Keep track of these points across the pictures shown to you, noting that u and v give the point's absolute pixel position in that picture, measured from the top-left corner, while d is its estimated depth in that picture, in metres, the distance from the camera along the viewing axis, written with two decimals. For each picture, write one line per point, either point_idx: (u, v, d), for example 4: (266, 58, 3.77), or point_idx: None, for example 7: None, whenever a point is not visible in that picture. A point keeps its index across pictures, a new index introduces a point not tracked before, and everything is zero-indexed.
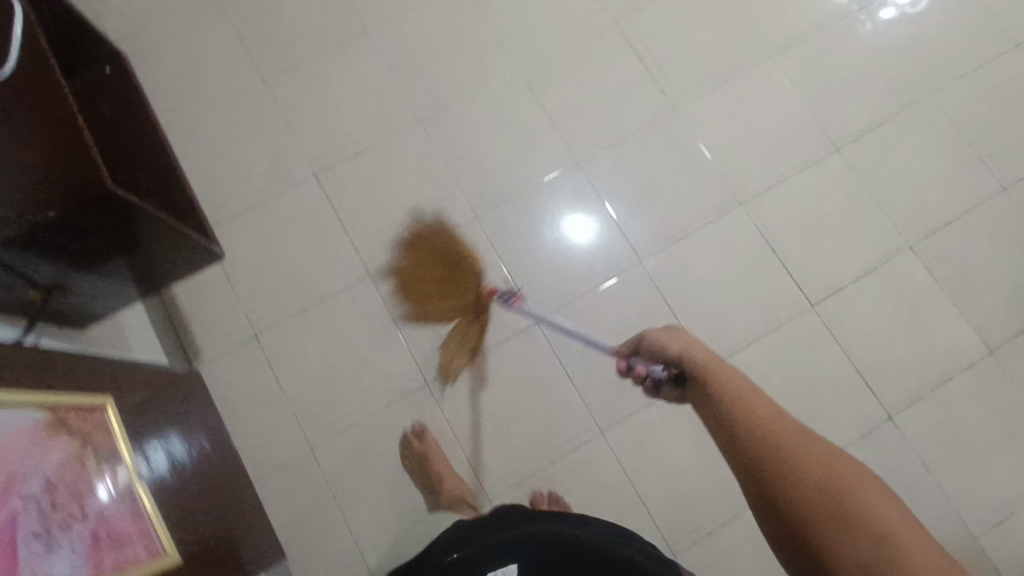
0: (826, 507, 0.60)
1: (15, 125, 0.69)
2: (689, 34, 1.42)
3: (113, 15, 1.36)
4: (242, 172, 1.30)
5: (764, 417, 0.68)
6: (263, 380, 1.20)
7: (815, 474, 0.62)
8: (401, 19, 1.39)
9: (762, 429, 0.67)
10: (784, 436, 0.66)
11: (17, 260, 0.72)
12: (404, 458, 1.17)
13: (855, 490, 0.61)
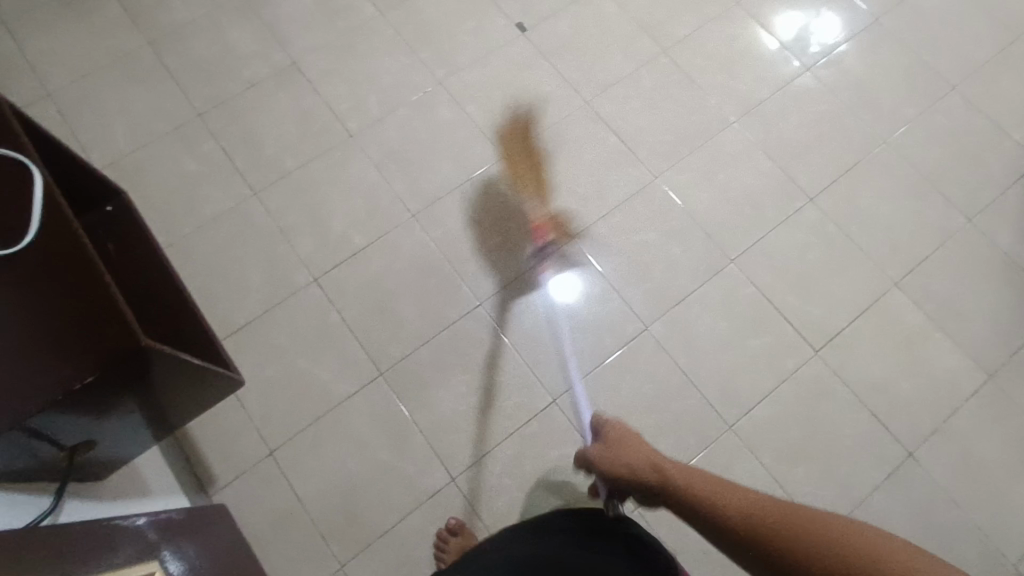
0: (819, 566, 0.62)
1: (42, 295, 0.69)
2: (658, 105, 1.49)
3: (96, 147, 1.37)
4: (241, 286, 1.29)
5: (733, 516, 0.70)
6: (282, 500, 1.15)
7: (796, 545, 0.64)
8: (383, 120, 1.43)
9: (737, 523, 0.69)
10: (801, 527, 0.64)
11: (45, 428, 0.70)
12: (440, 563, 1.11)
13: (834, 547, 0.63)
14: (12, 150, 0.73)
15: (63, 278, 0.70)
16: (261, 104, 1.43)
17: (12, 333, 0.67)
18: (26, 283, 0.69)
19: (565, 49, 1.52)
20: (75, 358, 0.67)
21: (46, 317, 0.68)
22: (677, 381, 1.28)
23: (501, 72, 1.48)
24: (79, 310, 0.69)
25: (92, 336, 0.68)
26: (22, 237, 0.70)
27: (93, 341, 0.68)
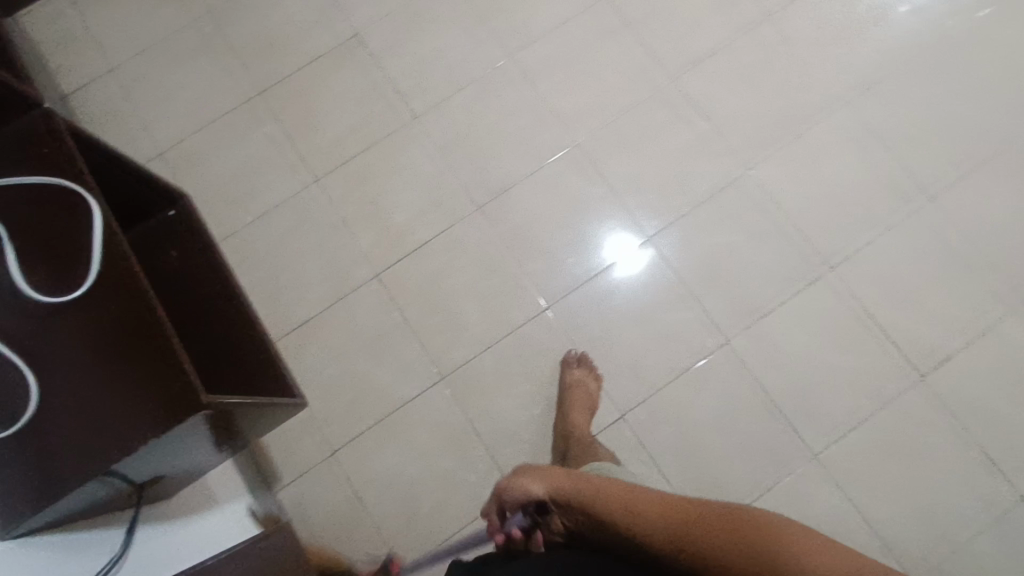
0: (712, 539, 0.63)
1: (108, 344, 0.66)
2: (756, 83, 1.30)
3: (158, 129, 1.34)
4: (304, 280, 1.27)
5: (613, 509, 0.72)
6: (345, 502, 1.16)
7: (685, 523, 0.67)
8: (448, 101, 1.33)
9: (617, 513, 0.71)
10: (709, 521, 0.65)
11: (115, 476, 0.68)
12: None
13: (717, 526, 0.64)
14: (71, 184, 0.69)
15: (126, 327, 0.66)
16: (321, 82, 1.35)
17: (76, 389, 0.64)
18: (90, 333, 0.66)
19: (652, 14, 1.34)
20: (139, 415, 0.64)
21: (112, 368, 0.65)
22: (758, 401, 1.18)
23: (577, 42, 1.33)
24: (138, 363, 0.65)
25: (151, 394, 0.64)
26: (85, 283, 0.67)
27: (157, 399, 0.64)
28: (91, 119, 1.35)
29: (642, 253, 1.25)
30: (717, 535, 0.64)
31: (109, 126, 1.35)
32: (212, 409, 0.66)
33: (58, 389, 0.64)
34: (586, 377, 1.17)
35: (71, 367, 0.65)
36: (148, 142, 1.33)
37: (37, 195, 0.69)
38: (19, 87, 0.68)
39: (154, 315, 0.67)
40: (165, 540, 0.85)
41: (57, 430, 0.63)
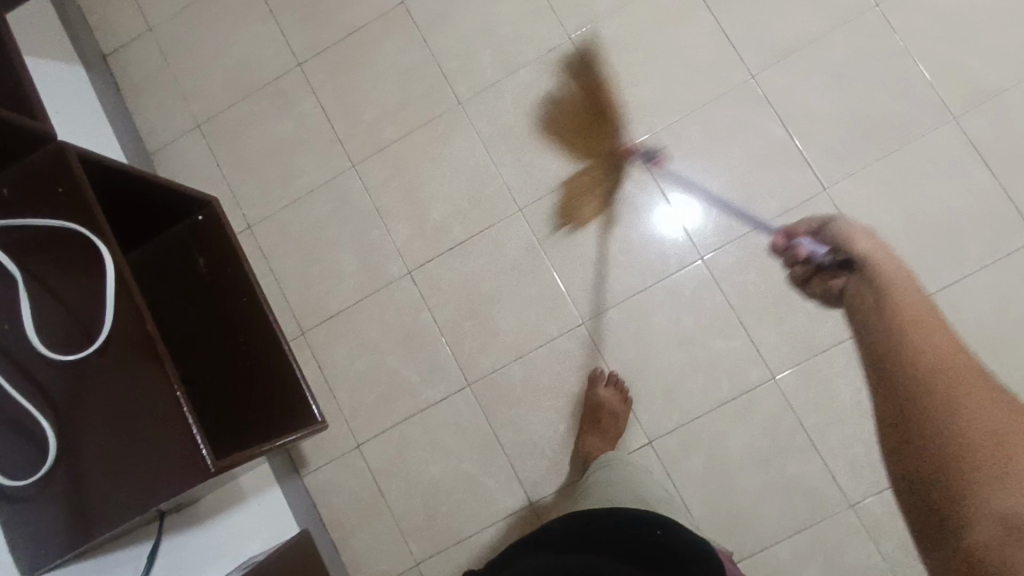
0: (936, 402, 0.62)
1: (123, 394, 0.65)
2: (848, 84, 1.13)
3: (197, 99, 1.30)
4: (336, 269, 1.24)
5: (925, 322, 0.69)
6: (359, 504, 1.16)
7: (946, 372, 0.64)
8: (497, 84, 1.22)
9: (900, 321, 0.71)
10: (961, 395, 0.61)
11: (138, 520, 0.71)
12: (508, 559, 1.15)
13: (966, 412, 0.60)
14: (83, 229, 0.66)
15: (139, 376, 0.65)
16: (362, 55, 1.26)
17: (97, 438, 0.65)
18: (107, 382, 0.66)
19: None
20: (154, 470, 0.64)
21: (127, 420, 0.65)
22: (799, 443, 1.10)
23: (644, 24, 1.19)
24: (151, 421, 0.65)
25: (163, 455, 0.64)
26: (102, 331, 0.66)
27: (167, 455, 0.64)
28: (133, 84, 1.32)
29: (691, 272, 1.15)
30: (989, 435, 0.57)
31: (150, 92, 1.32)
32: (222, 471, 0.66)
33: (80, 436, 0.65)
34: (613, 398, 1.12)
35: (90, 415, 0.65)
36: (188, 113, 1.30)
37: (53, 238, 0.67)
38: (31, 126, 0.63)
39: (164, 367, 0.65)
40: (189, 546, 0.92)
41: (79, 480, 0.65)
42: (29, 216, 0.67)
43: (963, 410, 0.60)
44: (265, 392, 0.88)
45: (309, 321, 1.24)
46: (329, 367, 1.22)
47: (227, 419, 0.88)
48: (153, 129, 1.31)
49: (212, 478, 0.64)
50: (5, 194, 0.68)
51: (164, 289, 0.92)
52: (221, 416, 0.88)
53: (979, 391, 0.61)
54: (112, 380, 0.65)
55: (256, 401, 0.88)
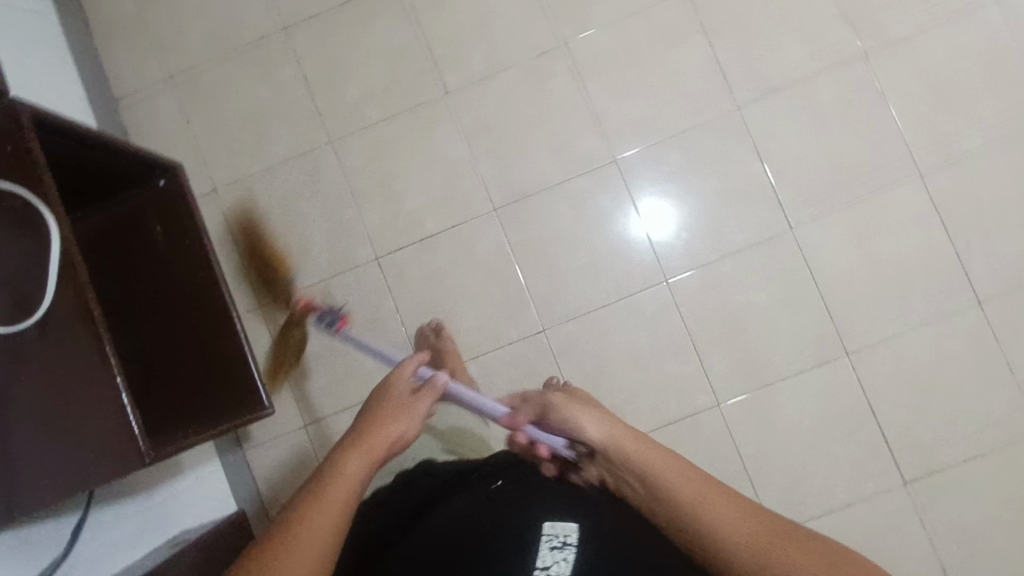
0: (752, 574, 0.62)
1: (59, 370, 0.63)
2: (827, 129, 1.16)
3: (173, 49, 1.24)
4: (301, 246, 1.21)
5: (656, 465, 0.68)
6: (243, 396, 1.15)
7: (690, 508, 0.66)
8: (485, 80, 1.20)
9: (688, 517, 0.65)
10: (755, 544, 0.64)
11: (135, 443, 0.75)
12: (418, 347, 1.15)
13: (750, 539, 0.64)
14: (28, 198, 0.62)
15: (76, 355, 0.63)
16: (351, 29, 1.22)
17: (26, 414, 0.63)
18: (41, 356, 0.63)
19: (732, 22, 1.17)
20: (86, 453, 0.63)
21: (60, 399, 0.63)
22: (735, 470, 1.14)
23: (639, 40, 1.19)
24: (84, 402, 0.63)
25: (96, 439, 0.63)
26: (42, 304, 0.63)
27: (101, 441, 0.63)
28: (105, 24, 1.25)
29: (654, 294, 1.17)
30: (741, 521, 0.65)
31: (122, 36, 1.25)
32: (154, 460, 0.66)
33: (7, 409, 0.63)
34: None
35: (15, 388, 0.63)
36: (162, 63, 1.24)
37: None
38: None
39: (102, 348, 0.63)
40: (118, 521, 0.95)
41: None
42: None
43: (725, 522, 0.65)
44: (210, 372, 0.87)
45: (268, 295, 1.21)
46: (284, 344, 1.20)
47: (169, 394, 0.87)
48: (122, 75, 1.25)
49: (145, 467, 0.64)
50: None
51: (119, 253, 0.90)
52: (163, 391, 0.87)
53: (716, 522, 0.64)
54: (46, 356, 0.63)
55: (201, 380, 0.87)
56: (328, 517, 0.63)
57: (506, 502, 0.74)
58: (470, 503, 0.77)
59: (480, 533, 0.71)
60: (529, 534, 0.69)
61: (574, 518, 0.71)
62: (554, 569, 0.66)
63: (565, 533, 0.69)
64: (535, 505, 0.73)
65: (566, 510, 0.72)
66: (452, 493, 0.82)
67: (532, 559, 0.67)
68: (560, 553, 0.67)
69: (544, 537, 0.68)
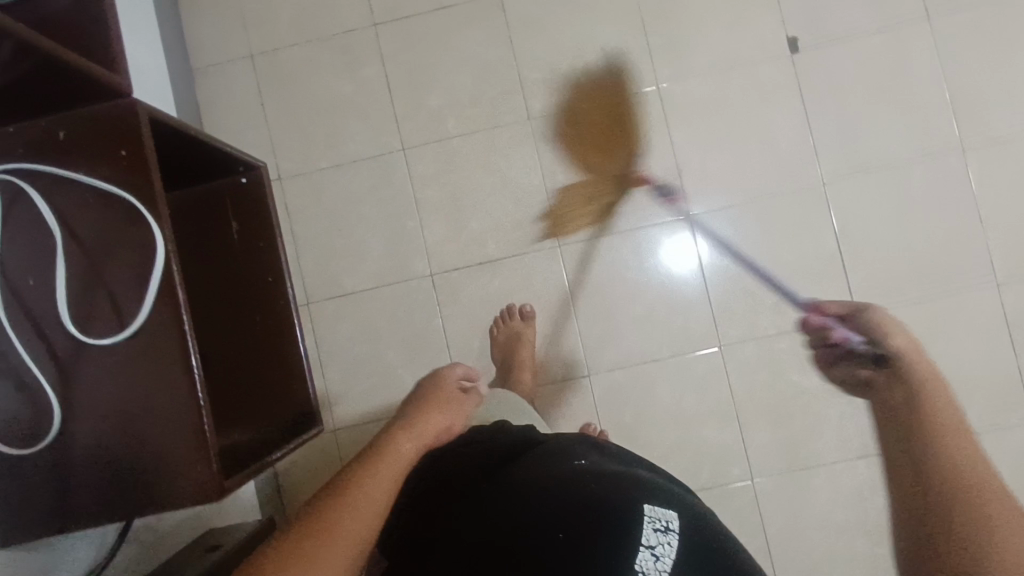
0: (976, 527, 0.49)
1: (140, 385, 0.61)
2: (911, 221, 1.13)
3: (259, 27, 1.21)
4: (358, 250, 1.19)
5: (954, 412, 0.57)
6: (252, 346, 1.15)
7: (927, 425, 0.57)
8: (572, 112, 1.17)
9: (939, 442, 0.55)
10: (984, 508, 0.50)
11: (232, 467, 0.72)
12: (497, 328, 1.15)
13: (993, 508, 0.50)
14: (138, 205, 0.60)
15: (159, 369, 0.60)
16: (442, 35, 1.19)
17: (102, 427, 0.60)
18: (124, 368, 0.60)
19: (833, 95, 1.14)
20: (160, 473, 0.61)
21: (139, 414, 0.61)
22: (757, 545, 1.14)
23: (737, 96, 1.15)
24: (162, 417, 0.61)
25: (171, 460, 0.61)
26: (135, 320, 0.60)
27: (175, 462, 0.61)
28: None
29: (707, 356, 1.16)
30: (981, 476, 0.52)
31: (209, 7, 1.22)
32: (225, 488, 0.63)
33: (81, 421, 0.60)
34: None
35: (99, 405, 0.60)
36: (245, 40, 1.21)
37: (104, 203, 0.60)
38: (95, 76, 0.57)
39: (188, 363, 0.60)
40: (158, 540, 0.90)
41: (71, 464, 0.60)
42: (73, 171, 0.60)
43: (975, 471, 0.52)
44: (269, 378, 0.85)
45: (318, 294, 1.19)
46: (326, 346, 1.19)
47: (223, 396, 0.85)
48: (204, 46, 1.22)
49: (217, 493, 0.62)
50: (61, 138, 0.60)
51: (188, 246, 0.87)
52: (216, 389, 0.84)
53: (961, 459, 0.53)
54: (129, 369, 0.60)
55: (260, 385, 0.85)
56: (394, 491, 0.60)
57: (602, 479, 0.64)
58: (556, 471, 0.66)
59: (574, 499, 0.62)
60: (634, 514, 0.60)
61: (673, 506, 0.63)
62: (661, 552, 0.58)
63: (668, 519, 0.61)
64: (631, 485, 0.63)
65: (666, 497, 0.63)
66: (524, 456, 0.72)
67: (637, 541, 0.58)
68: (665, 536, 0.59)
69: (648, 519, 0.60)
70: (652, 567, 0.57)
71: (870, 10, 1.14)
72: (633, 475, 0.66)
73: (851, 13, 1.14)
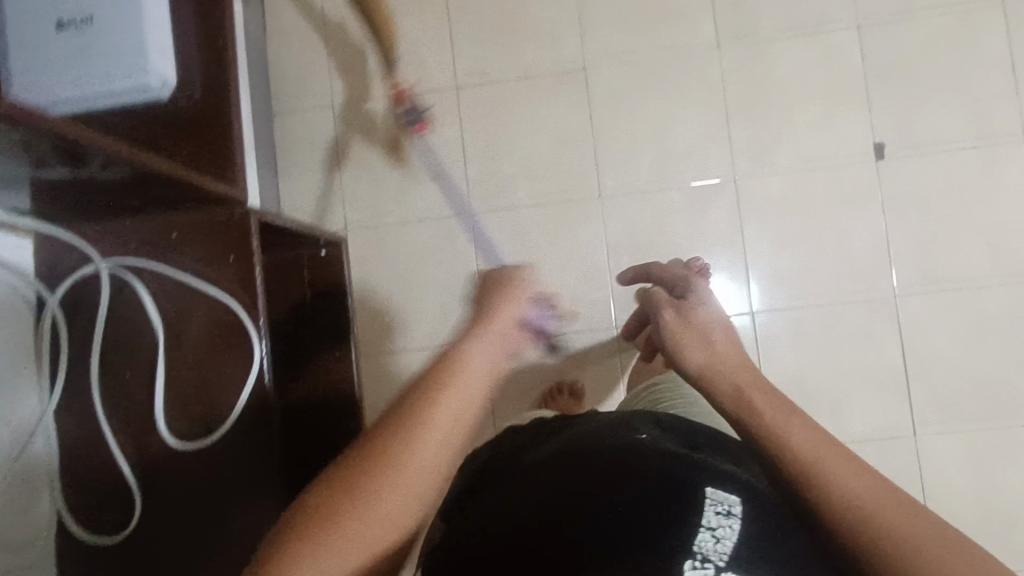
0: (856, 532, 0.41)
1: (229, 455, 0.69)
2: (985, 344, 1.10)
3: (343, 76, 1.22)
4: (415, 307, 1.19)
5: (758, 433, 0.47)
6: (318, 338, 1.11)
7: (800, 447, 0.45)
8: (645, 194, 1.17)
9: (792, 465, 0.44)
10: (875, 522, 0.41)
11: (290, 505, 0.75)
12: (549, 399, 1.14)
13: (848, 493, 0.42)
14: (234, 303, 0.68)
15: (247, 440, 0.69)
16: (524, 103, 1.19)
17: (186, 489, 0.69)
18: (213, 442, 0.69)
19: (916, 208, 1.12)
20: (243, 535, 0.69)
21: (224, 480, 0.69)
22: None
23: (814, 196, 1.14)
24: (247, 483, 0.69)
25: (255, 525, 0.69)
26: (226, 418, 0.68)
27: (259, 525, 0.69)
28: (284, 31, 1.23)
29: None
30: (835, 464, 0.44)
31: (295, 47, 1.23)
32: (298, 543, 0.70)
33: (172, 484, 0.70)
34: None
35: (188, 473, 0.69)
36: (327, 86, 1.22)
37: (209, 301, 0.69)
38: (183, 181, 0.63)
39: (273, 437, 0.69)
40: None
41: (165, 523, 0.70)
42: (182, 270, 0.69)
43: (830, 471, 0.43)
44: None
45: (372, 348, 1.20)
46: (372, 400, 1.19)
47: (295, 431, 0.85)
48: (285, 87, 1.23)
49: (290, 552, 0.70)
50: (173, 237, 0.70)
51: None
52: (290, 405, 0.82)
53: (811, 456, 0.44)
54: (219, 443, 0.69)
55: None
56: (449, 448, 0.47)
57: (648, 461, 0.54)
58: (603, 447, 0.57)
59: (624, 484, 0.52)
60: (689, 496, 0.50)
61: (739, 486, 0.51)
62: (721, 536, 0.48)
63: (731, 502, 0.50)
64: (691, 460, 0.53)
65: (734, 476, 0.52)
66: (577, 429, 0.65)
67: (695, 521, 0.49)
68: (727, 520, 0.49)
69: (708, 503, 0.50)
70: (711, 550, 0.47)
71: (963, 125, 1.12)
72: (707, 458, 0.55)
73: (943, 127, 1.12)
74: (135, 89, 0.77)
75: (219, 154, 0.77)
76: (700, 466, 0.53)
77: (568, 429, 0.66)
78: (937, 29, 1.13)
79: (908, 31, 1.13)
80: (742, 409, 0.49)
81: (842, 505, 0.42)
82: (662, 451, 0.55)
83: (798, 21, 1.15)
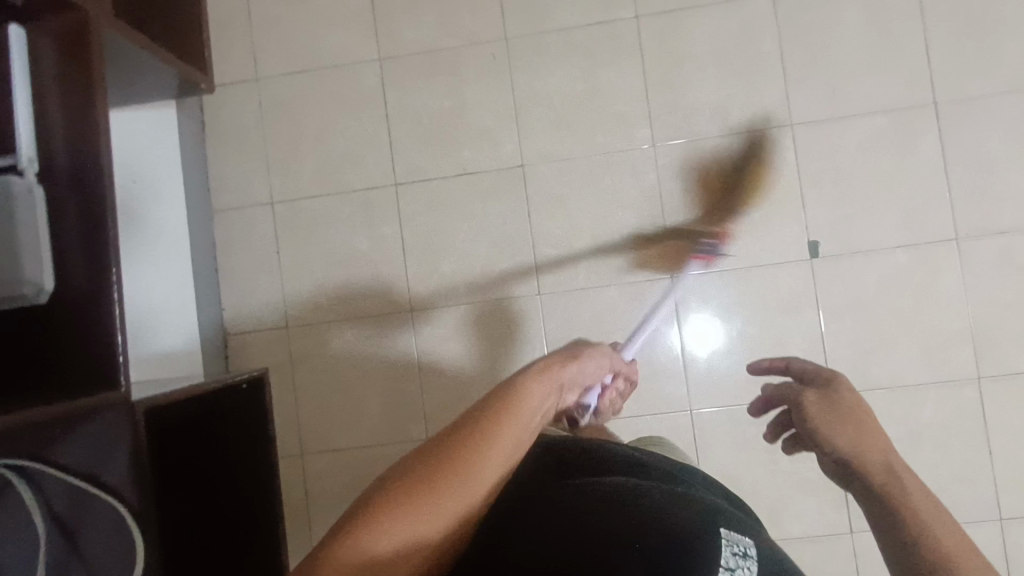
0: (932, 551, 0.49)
1: None
2: (918, 444, 1.11)
3: (281, 175, 1.22)
4: (356, 407, 1.20)
5: (876, 473, 0.57)
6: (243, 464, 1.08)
7: (916, 499, 0.53)
8: (583, 294, 1.17)
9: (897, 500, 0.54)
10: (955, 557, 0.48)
11: None
12: None
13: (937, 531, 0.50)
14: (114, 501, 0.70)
15: None
16: (463, 204, 1.19)
17: None
18: None
19: (850, 308, 1.13)
20: None
21: None
22: None
23: (748, 295, 1.14)
24: None
25: None
26: None
27: None
28: (222, 131, 1.23)
29: None
30: (940, 521, 0.51)
31: (233, 147, 1.23)
32: None
33: None
34: None
35: None
36: (265, 185, 1.22)
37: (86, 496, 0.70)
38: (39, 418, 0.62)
39: None
40: None
41: None
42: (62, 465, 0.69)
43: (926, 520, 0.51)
44: (258, 543, 0.91)
45: (314, 447, 1.20)
46: (314, 498, 1.20)
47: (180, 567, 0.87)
48: (224, 187, 1.23)
49: None
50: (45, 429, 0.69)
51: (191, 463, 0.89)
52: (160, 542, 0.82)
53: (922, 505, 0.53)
54: None
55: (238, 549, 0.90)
56: (483, 471, 0.55)
57: (660, 498, 0.55)
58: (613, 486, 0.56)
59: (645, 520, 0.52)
60: (709, 536, 0.52)
61: (745, 531, 0.55)
62: None
63: (745, 544, 0.53)
64: (696, 505, 0.56)
65: (735, 520, 0.56)
66: (579, 449, 0.63)
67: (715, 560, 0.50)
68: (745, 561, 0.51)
69: (726, 542, 0.52)
70: None
71: (895, 226, 1.12)
72: (702, 498, 0.57)
73: (874, 228, 1.13)
74: (13, 297, 0.71)
75: (83, 367, 0.72)
76: (699, 506, 0.55)
77: (566, 447, 0.64)
78: (868, 131, 1.14)
79: (840, 132, 1.14)
80: (883, 475, 0.57)
81: (922, 531, 0.51)
82: (663, 492, 0.57)
83: (731, 121, 1.16)
